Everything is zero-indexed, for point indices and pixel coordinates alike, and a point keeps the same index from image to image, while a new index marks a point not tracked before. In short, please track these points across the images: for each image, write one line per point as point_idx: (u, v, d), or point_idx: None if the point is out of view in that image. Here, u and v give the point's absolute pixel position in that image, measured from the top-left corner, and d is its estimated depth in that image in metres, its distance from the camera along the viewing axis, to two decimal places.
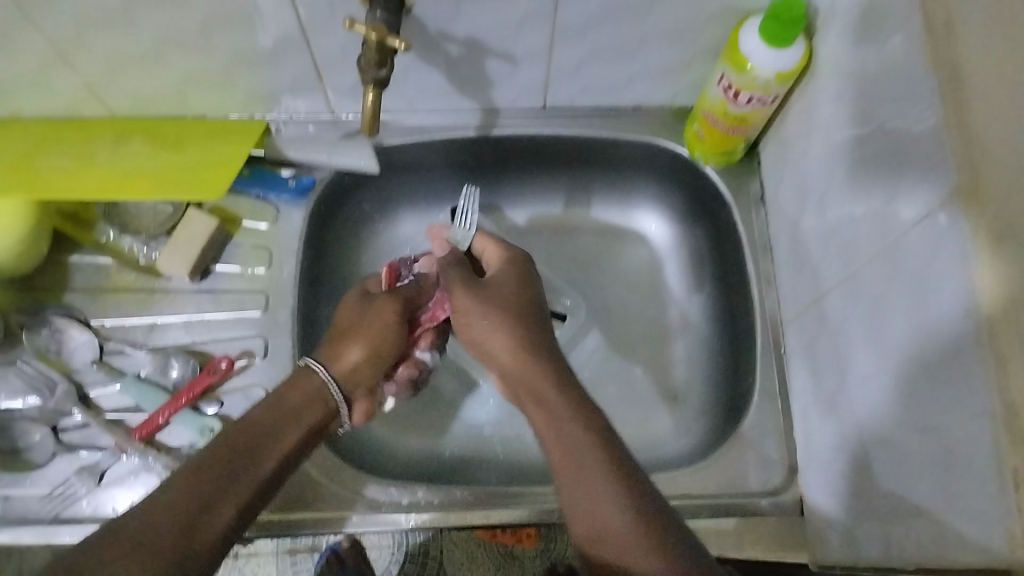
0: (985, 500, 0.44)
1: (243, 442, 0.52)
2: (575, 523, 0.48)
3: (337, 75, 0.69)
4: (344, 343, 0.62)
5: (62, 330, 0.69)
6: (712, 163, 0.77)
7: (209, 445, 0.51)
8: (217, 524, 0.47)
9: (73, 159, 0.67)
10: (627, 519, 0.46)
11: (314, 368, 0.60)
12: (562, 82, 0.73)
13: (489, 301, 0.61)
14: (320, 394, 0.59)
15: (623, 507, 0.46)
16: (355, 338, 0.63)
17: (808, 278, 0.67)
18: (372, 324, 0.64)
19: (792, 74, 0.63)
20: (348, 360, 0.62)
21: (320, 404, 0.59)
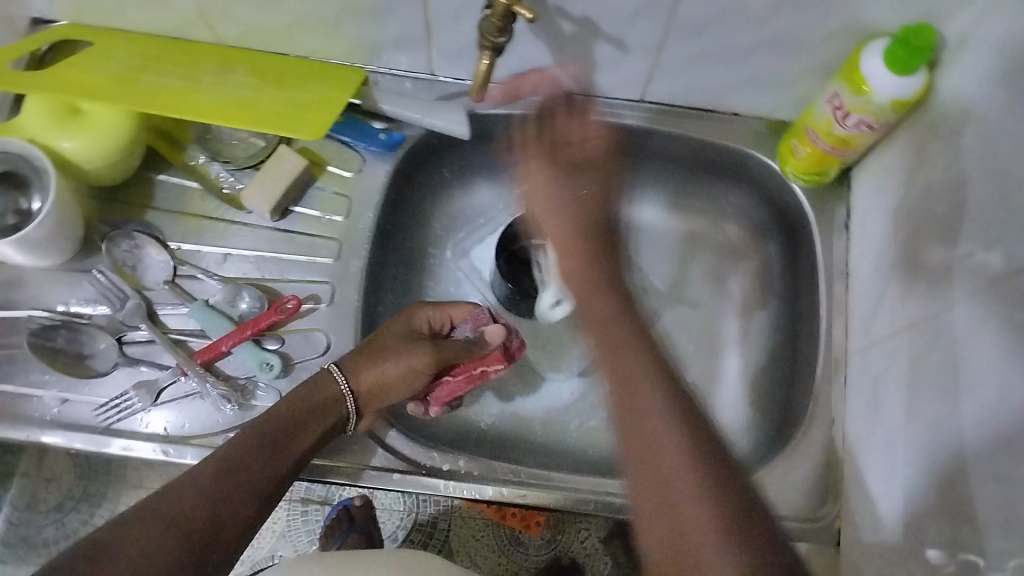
0: None
1: (270, 442, 0.55)
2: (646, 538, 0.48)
3: (444, 36, 0.69)
4: (376, 360, 0.63)
5: (141, 248, 0.70)
6: (802, 182, 0.75)
7: (227, 441, 0.54)
8: (239, 512, 0.51)
9: (178, 79, 0.68)
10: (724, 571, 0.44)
11: (333, 372, 0.62)
12: (665, 77, 0.72)
13: (572, 202, 0.72)
14: (336, 400, 0.61)
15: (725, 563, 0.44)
16: (380, 356, 0.63)
17: (888, 312, 0.65)
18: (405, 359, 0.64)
19: (907, 103, 0.61)
20: (365, 376, 0.62)
21: (335, 409, 0.61)
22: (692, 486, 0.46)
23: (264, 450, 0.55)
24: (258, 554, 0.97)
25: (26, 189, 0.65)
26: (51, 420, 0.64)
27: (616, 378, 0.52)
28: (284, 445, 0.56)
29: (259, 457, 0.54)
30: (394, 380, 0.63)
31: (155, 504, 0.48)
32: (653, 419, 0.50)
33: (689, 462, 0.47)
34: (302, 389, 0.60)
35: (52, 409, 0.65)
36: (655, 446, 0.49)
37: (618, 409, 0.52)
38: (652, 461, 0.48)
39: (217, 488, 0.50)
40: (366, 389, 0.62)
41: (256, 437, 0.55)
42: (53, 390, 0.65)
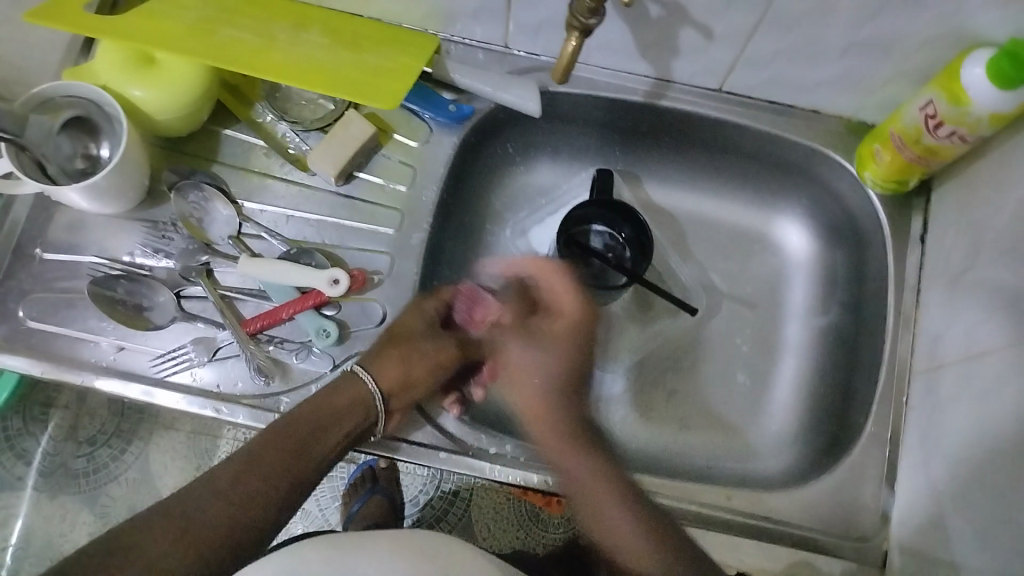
0: None
1: (296, 446, 0.58)
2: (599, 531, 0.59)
3: (525, 10, 0.67)
4: (391, 358, 0.64)
5: (208, 201, 0.70)
6: (880, 189, 0.72)
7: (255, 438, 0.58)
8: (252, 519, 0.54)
9: (253, 36, 0.67)
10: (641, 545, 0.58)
11: (358, 373, 0.63)
12: (747, 69, 0.69)
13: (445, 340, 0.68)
14: (360, 401, 0.62)
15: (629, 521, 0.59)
16: (402, 356, 0.65)
17: (961, 333, 0.63)
18: (421, 353, 0.66)
19: (1007, 119, 0.58)
20: (390, 373, 0.64)
21: (362, 409, 0.62)
22: (597, 471, 0.61)
23: (292, 457, 0.57)
24: None
25: (97, 135, 0.65)
26: (106, 367, 0.65)
27: (558, 435, 0.63)
28: (309, 447, 0.58)
29: (286, 461, 0.57)
30: (421, 375, 0.66)
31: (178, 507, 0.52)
32: (564, 442, 0.63)
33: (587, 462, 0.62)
34: (318, 395, 0.61)
35: (109, 355, 0.65)
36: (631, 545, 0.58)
37: (551, 436, 0.63)
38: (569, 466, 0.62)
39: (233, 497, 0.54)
40: (396, 384, 0.64)
41: (284, 439, 0.58)
42: (110, 336, 0.66)
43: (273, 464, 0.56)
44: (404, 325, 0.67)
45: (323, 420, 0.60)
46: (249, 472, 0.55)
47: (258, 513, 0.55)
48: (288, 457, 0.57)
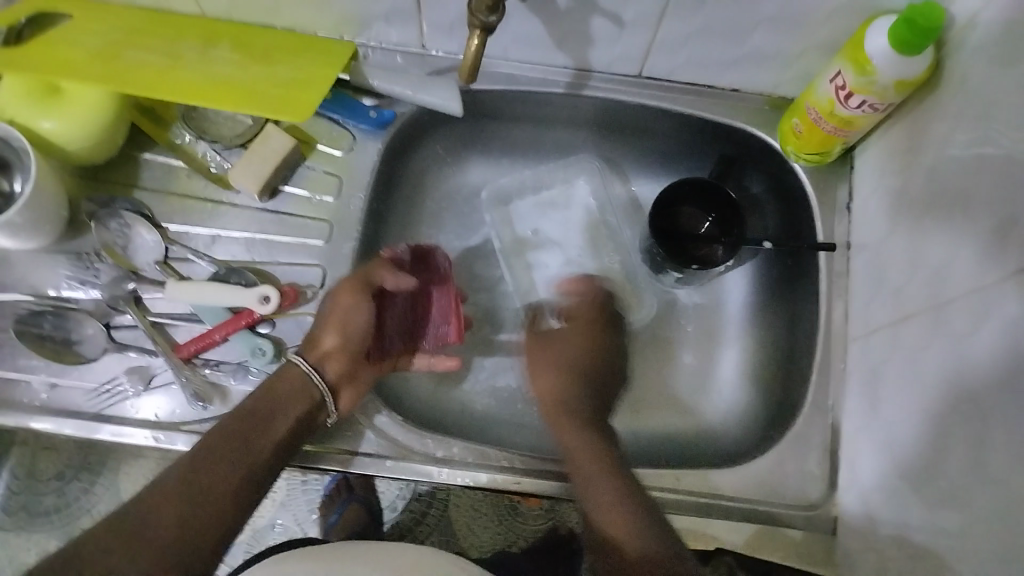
0: None
1: (244, 425, 0.57)
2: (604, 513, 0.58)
3: (435, 11, 0.66)
4: (317, 333, 0.64)
5: (130, 227, 0.69)
6: (804, 162, 0.73)
7: (210, 432, 0.56)
8: (217, 518, 0.52)
9: (159, 57, 0.66)
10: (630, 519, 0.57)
11: (294, 362, 0.62)
12: (663, 53, 0.69)
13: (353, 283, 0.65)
14: (304, 387, 0.60)
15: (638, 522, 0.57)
16: (322, 322, 0.64)
17: (889, 297, 0.64)
18: (334, 305, 0.64)
19: (912, 83, 0.59)
20: (319, 343, 0.63)
21: (308, 395, 0.60)
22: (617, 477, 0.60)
23: (243, 443, 0.56)
24: (258, 523, 1.01)
25: (8, 170, 0.63)
26: (40, 407, 0.64)
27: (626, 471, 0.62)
28: (257, 426, 0.57)
29: (237, 446, 0.55)
30: (343, 325, 0.64)
31: (128, 517, 0.49)
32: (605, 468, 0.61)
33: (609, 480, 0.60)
34: (262, 386, 0.60)
35: (41, 395, 0.64)
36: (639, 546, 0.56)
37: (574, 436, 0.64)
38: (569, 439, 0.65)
39: (184, 494, 0.51)
40: (327, 350, 0.63)
41: (235, 430, 0.56)
42: (41, 375, 0.65)
43: (224, 457, 0.54)
44: (338, 316, 0.64)
45: (273, 404, 0.59)
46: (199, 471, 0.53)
47: (219, 512, 0.52)
48: (240, 452, 0.55)
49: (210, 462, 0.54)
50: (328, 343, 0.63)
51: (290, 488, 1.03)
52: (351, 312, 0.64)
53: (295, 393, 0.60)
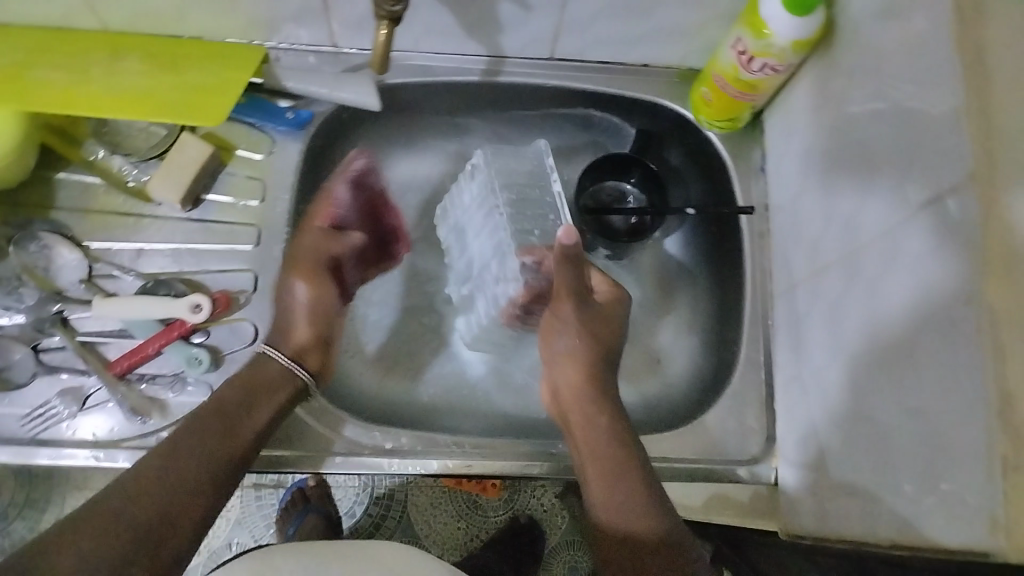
0: (974, 484, 0.43)
1: (216, 412, 0.60)
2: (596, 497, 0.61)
3: (343, 8, 0.66)
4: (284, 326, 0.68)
5: (50, 247, 0.67)
6: (717, 129, 0.75)
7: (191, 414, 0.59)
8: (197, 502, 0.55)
9: (65, 73, 0.65)
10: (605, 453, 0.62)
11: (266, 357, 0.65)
12: (572, 34, 0.71)
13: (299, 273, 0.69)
14: (284, 374, 0.64)
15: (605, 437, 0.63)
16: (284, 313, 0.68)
17: (806, 251, 0.67)
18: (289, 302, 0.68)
19: (807, 43, 0.62)
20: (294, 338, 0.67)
21: (290, 381, 0.64)
22: (618, 436, 0.63)
23: (221, 420, 0.59)
24: (215, 544, 0.99)
25: None
26: None
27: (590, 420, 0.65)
28: (230, 413, 0.60)
29: (220, 433, 0.58)
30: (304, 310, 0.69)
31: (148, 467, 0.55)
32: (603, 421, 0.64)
33: (610, 434, 0.63)
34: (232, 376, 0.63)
35: None
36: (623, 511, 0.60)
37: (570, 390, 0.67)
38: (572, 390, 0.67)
39: (174, 473, 0.55)
40: (305, 342, 0.68)
41: (207, 412, 0.59)
42: None
43: (204, 439, 0.57)
44: (305, 307, 0.69)
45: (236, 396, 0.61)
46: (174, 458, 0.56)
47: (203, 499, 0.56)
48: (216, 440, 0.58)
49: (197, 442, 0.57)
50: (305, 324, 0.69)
51: (244, 504, 1.02)
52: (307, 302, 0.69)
53: (269, 393, 0.62)
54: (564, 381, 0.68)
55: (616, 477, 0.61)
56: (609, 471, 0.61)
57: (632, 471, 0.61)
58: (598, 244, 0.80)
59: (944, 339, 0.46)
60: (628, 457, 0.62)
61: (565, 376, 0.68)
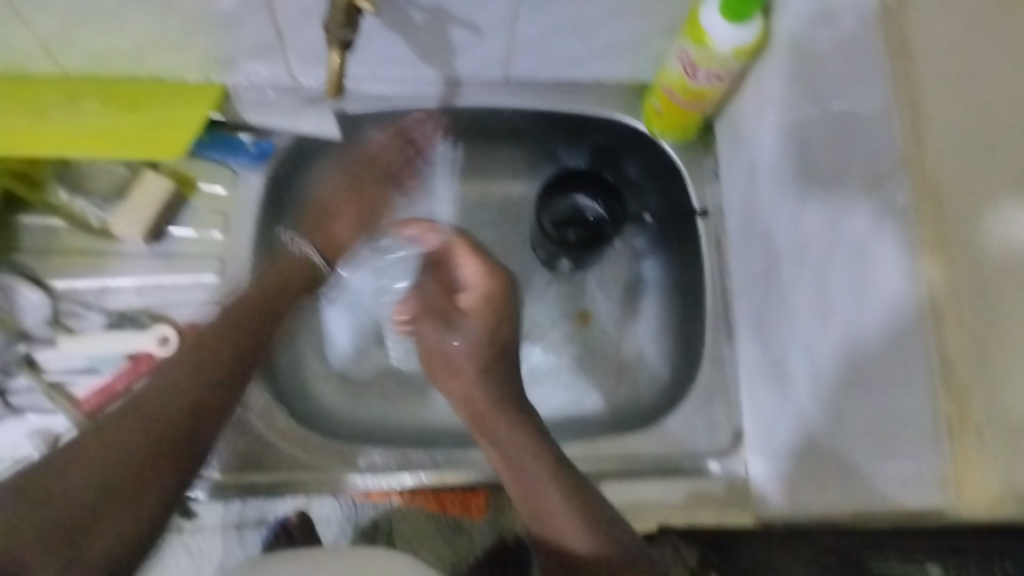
0: (921, 460, 0.44)
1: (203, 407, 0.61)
2: (526, 488, 0.61)
3: (297, 41, 0.68)
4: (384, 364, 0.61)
5: (14, 290, 0.67)
6: (670, 138, 0.78)
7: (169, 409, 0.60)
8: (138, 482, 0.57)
9: (26, 117, 0.66)
10: (552, 494, 0.60)
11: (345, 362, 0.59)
12: (523, 54, 0.73)
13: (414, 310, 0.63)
14: None
15: (547, 480, 0.61)
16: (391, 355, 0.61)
17: (760, 249, 0.68)
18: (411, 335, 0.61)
19: (749, 51, 0.64)
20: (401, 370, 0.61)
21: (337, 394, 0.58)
22: (532, 434, 0.64)
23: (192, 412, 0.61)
24: None
25: None
26: None
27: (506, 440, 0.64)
28: (211, 407, 0.62)
29: (188, 425, 0.60)
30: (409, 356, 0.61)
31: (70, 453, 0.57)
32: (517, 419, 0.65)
33: (517, 432, 0.64)
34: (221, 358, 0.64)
35: None
36: (553, 506, 0.60)
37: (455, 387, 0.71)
38: (479, 410, 0.68)
39: (97, 458, 0.57)
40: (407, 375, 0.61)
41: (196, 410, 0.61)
42: None
43: (167, 419, 0.60)
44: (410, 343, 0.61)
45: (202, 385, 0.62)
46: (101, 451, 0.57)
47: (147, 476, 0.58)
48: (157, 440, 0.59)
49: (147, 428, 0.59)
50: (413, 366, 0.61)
51: None
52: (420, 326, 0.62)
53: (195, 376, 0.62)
54: (472, 398, 0.68)
55: (517, 468, 0.62)
56: (512, 461, 0.63)
57: (542, 464, 0.62)
58: (559, 253, 0.82)
59: (889, 321, 0.48)
60: (551, 462, 0.62)
61: (466, 389, 0.69)
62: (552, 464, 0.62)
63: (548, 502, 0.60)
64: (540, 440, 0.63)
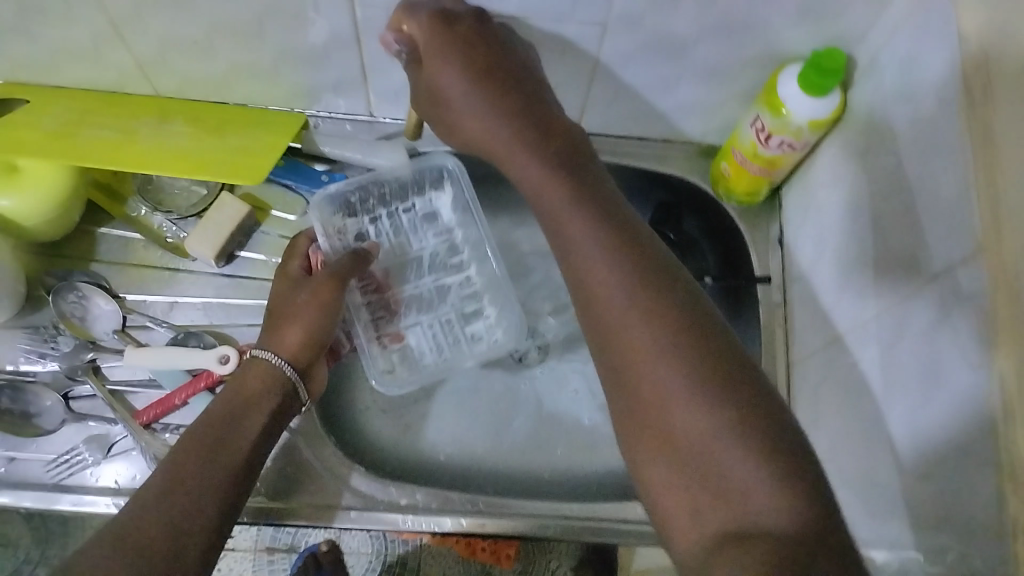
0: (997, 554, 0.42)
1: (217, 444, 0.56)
2: (644, 399, 0.45)
3: (380, 79, 0.70)
4: (286, 327, 0.64)
5: (87, 298, 0.70)
6: (735, 202, 0.77)
7: (172, 457, 0.54)
8: (200, 529, 0.51)
9: (116, 132, 0.68)
10: (680, 392, 0.44)
11: (264, 356, 0.63)
12: (596, 108, 0.74)
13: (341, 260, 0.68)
14: (274, 376, 0.62)
15: (680, 386, 0.44)
16: (293, 319, 0.64)
17: (822, 321, 0.68)
18: (306, 306, 0.64)
19: (823, 122, 0.64)
20: (292, 337, 0.64)
21: (277, 387, 0.62)
22: (649, 301, 0.48)
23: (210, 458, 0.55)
24: None
25: None
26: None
27: (613, 327, 0.48)
28: (228, 439, 0.57)
29: (213, 453, 0.55)
30: (308, 325, 0.64)
31: (122, 534, 0.49)
32: (618, 263, 0.50)
33: (619, 265, 0.50)
34: (230, 386, 0.61)
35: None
36: (680, 409, 0.44)
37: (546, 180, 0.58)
38: (575, 226, 0.54)
39: (175, 502, 0.51)
40: (300, 345, 0.64)
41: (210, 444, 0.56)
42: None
43: (200, 471, 0.54)
44: (297, 312, 0.64)
45: (239, 412, 0.59)
46: (174, 492, 0.52)
47: (220, 507, 0.53)
48: (223, 491, 0.54)
49: (167, 499, 0.51)
50: (303, 331, 0.64)
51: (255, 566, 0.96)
52: (316, 320, 0.64)
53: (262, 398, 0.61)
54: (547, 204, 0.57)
55: (584, 277, 0.51)
56: (579, 266, 0.52)
57: (679, 340, 0.46)
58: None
59: (968, 409, 0.46)
60: (681, 316, 0.47)
61: (529, 176, 0.60)
62: (691, 332, 0.46)
63: (677, 388, 0.44)
64: (665, 299, 0.48)
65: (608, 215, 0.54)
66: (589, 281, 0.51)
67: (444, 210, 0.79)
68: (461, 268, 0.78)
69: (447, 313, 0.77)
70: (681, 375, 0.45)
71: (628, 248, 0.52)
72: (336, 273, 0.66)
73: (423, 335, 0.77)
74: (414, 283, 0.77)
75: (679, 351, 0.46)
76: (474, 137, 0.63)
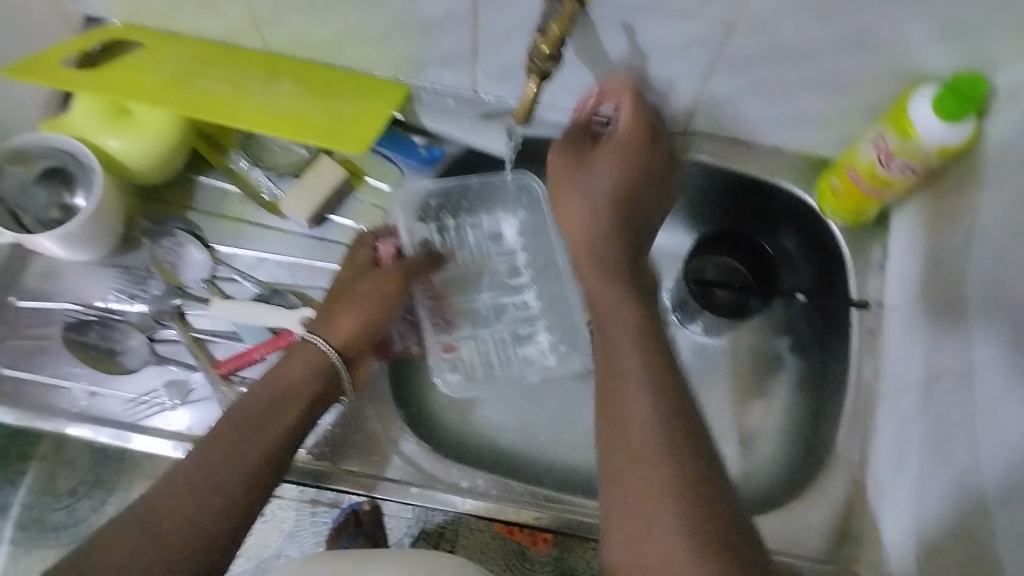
0: None
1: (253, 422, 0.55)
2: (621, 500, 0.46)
3: (490, 57, 0.69)
4: (339, 313, 0.63)
5: (181, 245, 0.71)
6: (840, 221, 0.74)
7: (210, 434, 0.54)
8: (231, 503, 0.51)
9: (225, 86, 0.68)
10: (666, 530, 0.44)
11: (313, 337, 0.62)
12: (706, 108, 0.72)
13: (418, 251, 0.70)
14: (319, 363, 0.61)
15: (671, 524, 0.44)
16: (350, 306, 0.64)
17: (923, 356, 0.65)
18: (367, 295, 0.64)
19: (953, 151, 0.61)
20: (345, 325, 0.63)
21: (323, 377, 0.60)
22: (666, 440, 0.46)
23: (246, 435, 0.54)
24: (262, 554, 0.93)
25: (72, 183, 0.66)
26: (80, 413, 0.66)
27: (623, 433, 0.48)
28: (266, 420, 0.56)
29: (249, 429, 0.54)
30: (364, 317, 0.64)
31: (151, 508, 0.49)
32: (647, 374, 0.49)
33: (640, 398, 0.48)
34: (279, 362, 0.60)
35: (81, 402, 0.66)
36: (668, 540, 0.44)
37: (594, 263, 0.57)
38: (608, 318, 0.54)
39: (208, 477, 0.51)
40: (351, 333, 0.63)
41: (245, 422, 0.55)
42: (82, 383, 0.67)
43: (235, 445, 0.53)
44: (355, 299, 0.64)
45: (282, 392, 0.58)
46: (205, 468, 0.52)
47: (253, 483, 0.53)
48: (257, 466, 0.53)
49: (198, 475, 0.51)
50: (358, 323, 0.63)
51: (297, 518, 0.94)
52: (371, 315, 0.64)
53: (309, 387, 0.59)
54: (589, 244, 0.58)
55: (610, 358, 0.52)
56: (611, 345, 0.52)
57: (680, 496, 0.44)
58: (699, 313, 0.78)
59: None
60: (689, 495, 0.44)
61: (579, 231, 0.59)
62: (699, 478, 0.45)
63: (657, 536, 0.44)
64: (695, 441, 0.47)
65: (659, 348, 0.51)
66: (625, 368, 0.50)
67: (511, 232, 0.77)
68: (518, 291, 0.75)
69: (502, 331, 0.74)
70: (674, 518, 0.44)
71: (679, 399, 0.48)
72: (403, 268, 0.67)
73: (475, 348, 0.73)
74: (472, 297, 0.74)
75: (677, 500, 0.44)
76: (572, 223, 0.59)
